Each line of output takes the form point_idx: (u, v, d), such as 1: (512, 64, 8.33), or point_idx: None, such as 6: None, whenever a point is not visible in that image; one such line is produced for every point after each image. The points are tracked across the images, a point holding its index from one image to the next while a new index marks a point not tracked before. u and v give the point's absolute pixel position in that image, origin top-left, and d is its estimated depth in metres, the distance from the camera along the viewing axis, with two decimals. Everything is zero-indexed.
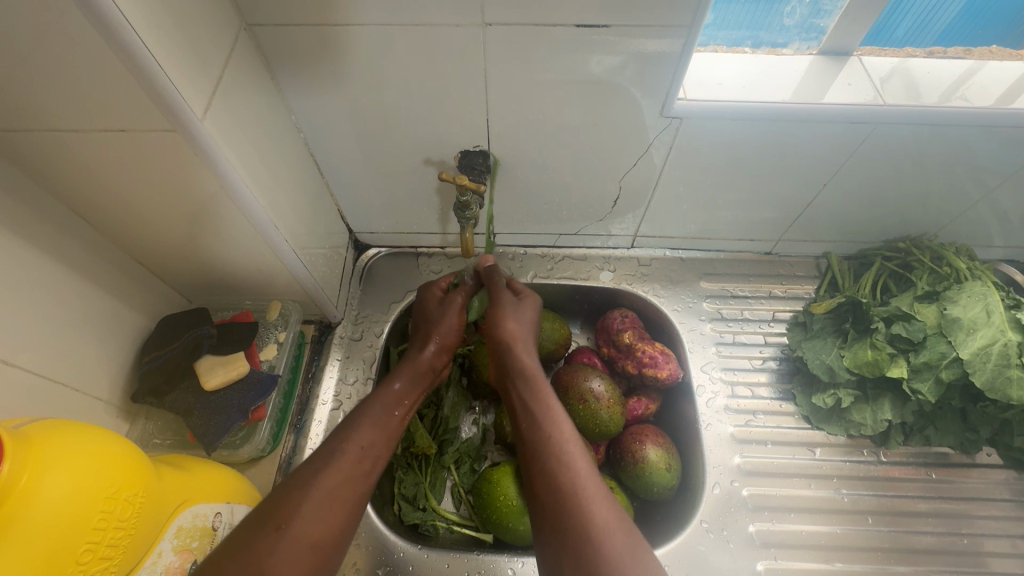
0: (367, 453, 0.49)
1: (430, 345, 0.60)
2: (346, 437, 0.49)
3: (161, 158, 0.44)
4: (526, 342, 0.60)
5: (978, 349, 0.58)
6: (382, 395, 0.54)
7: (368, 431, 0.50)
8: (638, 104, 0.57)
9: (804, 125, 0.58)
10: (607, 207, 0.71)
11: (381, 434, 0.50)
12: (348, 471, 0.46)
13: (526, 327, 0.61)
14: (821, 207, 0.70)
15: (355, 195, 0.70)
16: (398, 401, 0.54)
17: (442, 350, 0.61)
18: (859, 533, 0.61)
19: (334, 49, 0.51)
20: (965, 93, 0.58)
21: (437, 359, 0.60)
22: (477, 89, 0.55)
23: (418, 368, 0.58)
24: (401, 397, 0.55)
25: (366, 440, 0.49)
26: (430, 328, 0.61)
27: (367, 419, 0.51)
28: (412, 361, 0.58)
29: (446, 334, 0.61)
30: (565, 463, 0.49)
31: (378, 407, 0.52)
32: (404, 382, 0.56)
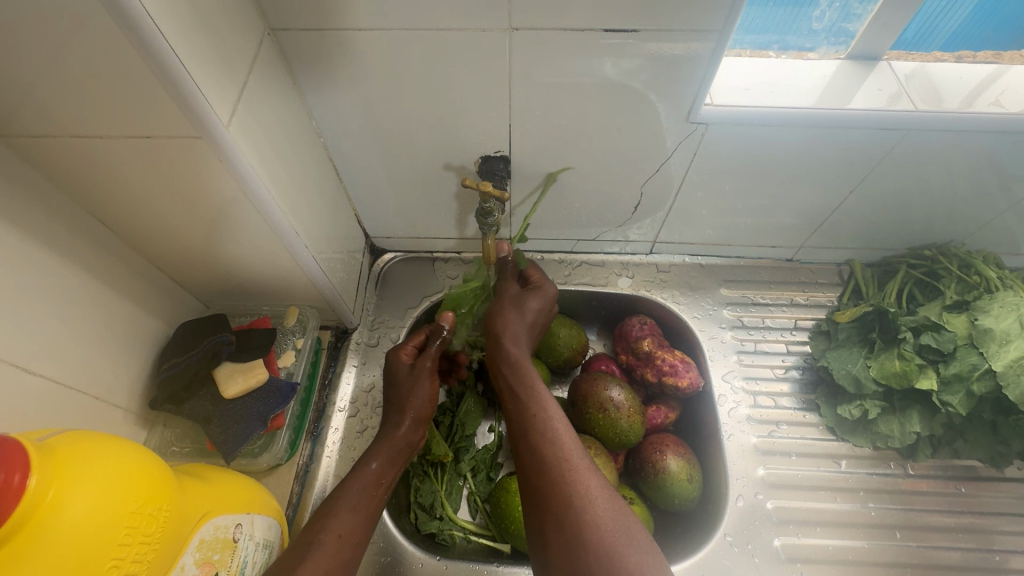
0: (346, 543, 0.48)
1: (404, 420, 0.58)
2: (325, 525, 0.48)
3: (184, 165, 0.43)
4: (518, 334, 0.58)
5: (1012, 360, 0.56)
6: (359, 477, 0.53)
7: (345, 518, 0.49)
8: (662, 109, 0.56)
9: (832, 131, 0.57)
10: (627, 213, 0.70)
11: (359, 520, 0.50)
12: (327, 565, 0.45)
13: (524, 317, 0.59)
14: (846, 214, 0.69)
15: (372, 200, 0.69)
16: (376, 483, 0.53)
17: (417, 424, 0.59)
18: (886, 548, 0.60)
19: (356, 54, 0.51)
20: (999, 98, 0.57)
21: (414, 433, 0.58)
22: (499, 94, 0.55)
23: (395, 446, 0.56)
24: (378, 472, 0.54)
25: (342, 530, 0.48)
26: (403, 400, 0.59)
27: (343, 506, 0.50)
28: (387, 438, 0.57)
29: (420, 407, 0.59)
30: (555, 449, 0.47)
31: (355, 491, 0.51)
32: (381, 461, 0.54)
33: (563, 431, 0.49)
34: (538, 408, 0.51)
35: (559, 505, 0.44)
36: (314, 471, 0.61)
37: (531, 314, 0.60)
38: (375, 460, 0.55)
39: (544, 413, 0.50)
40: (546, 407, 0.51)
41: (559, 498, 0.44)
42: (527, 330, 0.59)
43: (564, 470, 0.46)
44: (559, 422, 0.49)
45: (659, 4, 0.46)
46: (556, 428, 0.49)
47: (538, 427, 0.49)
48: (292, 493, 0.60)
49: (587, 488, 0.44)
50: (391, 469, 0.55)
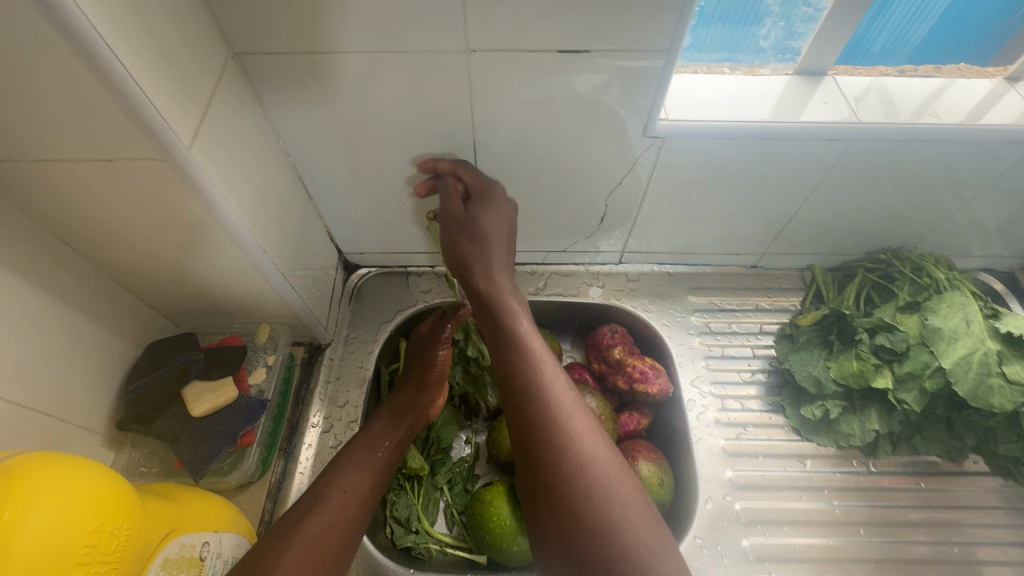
0: (355, 496, 0.54)
1: (408, 386, 0.65)
2: (333, 483, 0.54)
3: (149, 186, 0.44)
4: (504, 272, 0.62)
5: (959, 357, 0.58)
6: (366, 437, 0.60)
7: (353, 475, 0.56)
8: (622, 124, 0.58)
9: (783, 142, 0.60)
10: (594, 224, 0.72)
11: (365, 477, 0.56)
12: (333, 517, 0.51)
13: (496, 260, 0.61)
14: (804, 221, 0.72)
15: (344, 216, 0.70)
16: (381, 443, 0.59)
17: (424, 389, 0.65)
18: (851, 544, 0.61)
19: (323, 74, 0.52)
20: (936, 110, 0.60)
21: (419, 398, 0.64)
22: (463, 112, 0.56)
23: (397, 407, 0.63)
24: (381, 435, 0.60)
25: (348, 485, 0.54)
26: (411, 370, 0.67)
27: (351, 466, 0.56)
28: (391, 402, 0.64)
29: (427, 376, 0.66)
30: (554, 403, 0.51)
31: (359, 450, 0.58)
32: (383, 421, 0.62)
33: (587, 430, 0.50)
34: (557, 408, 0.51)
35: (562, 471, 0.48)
36: (287, 488, 0.62)
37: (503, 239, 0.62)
38: (379, 421, 0.62)
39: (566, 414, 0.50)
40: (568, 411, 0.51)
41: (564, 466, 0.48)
42: (506, 261, 0.62)
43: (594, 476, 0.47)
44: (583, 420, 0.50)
45: (611, 26, 0.49)
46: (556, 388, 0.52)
47: (564, 432, 0.49)
48: (264, 511, 0.59)
49: (581, 437, 0.50)
50: (396, 430, 0.61)
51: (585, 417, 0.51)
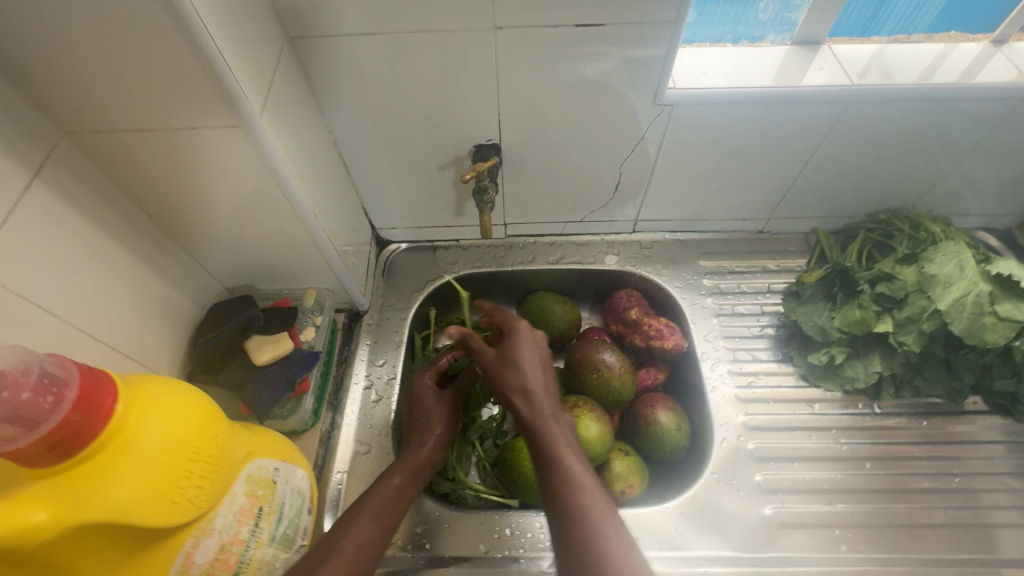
0: (364, 551, 0.51)
1: (429, 440, 0.61)
2: (344, 533, 0.51)
3: (224, 152, 0.50)
4: (515, 320, 0.63)
5: (954, 299, 0.62)
6: (382, 489, 0.56)
7: (364, 529, 0.52)
8: (634, 96, 0.63)
9: (783, 106, 0.65)
10: (609, 194, 0.77)
11: (377, 531, 0.53)
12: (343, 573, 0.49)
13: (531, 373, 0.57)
14: (806, 184, 0.77)
15: (378, 192, 0.76)
16: (397, 498, 0.56)
17: (440, 446, 0.62)
18: (857, 477, 0.66)
19: (366, 55, 0.58)
20: (925, 72, 0.64)
21: (436, 453, 0.62)
22: (490, 89, 0.62)
23: (417, 463, 0.59)
24: (394, 489, 0.57)
25: (362, 540, 0.51)
26: (428, 421, 0.63)
27: (365, 518, 0.53)
28: (410, 455, 0.60)
29: (446, 431, 0.63)
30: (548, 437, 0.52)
31: (376, 503, 0.55)
32: (402, 477, 0.58)
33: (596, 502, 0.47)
34: (570, 489, 0.48)
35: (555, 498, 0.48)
36: (336, 436, 0.68)
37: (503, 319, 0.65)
38: (397, 474, 0.58)
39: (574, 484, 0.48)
40: (561, 446, 0.51)
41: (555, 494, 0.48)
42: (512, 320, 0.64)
43: (587, 503, 0.47)
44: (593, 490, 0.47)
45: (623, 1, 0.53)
46: (547, 422, 0.53)
47: (556, 458, 0.50)
48: (317, 456, 0.66)
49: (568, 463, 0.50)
50: (409, 485, 0.58)
51: (579, 451, 0.51)
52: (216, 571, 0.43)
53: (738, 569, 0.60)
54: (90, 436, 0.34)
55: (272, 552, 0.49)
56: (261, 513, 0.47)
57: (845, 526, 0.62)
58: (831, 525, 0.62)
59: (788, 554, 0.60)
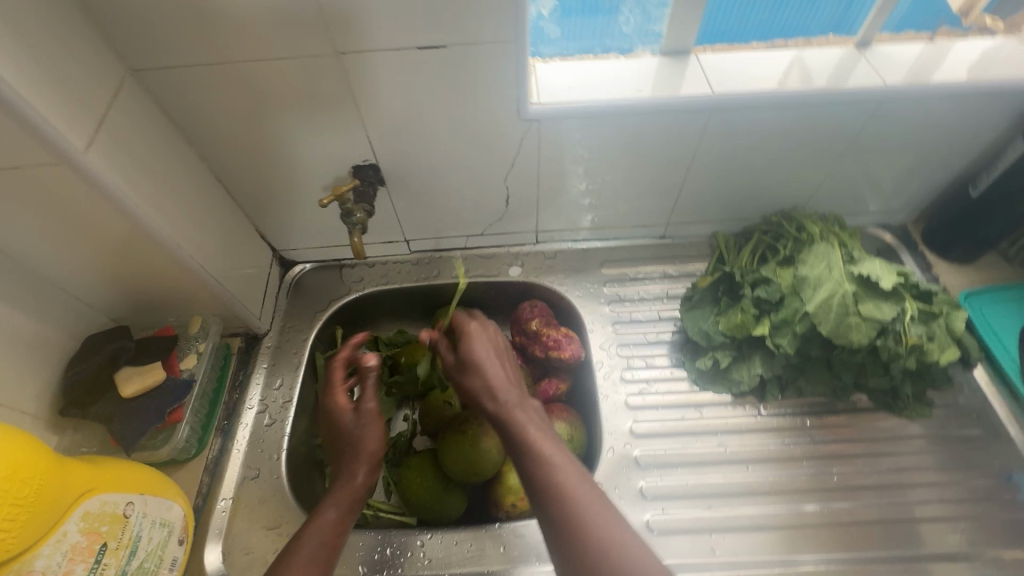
0: None
1: (359, 467, 0.55)
2: None
3: (56, 188, 0.49)
4: (489, 353, 0.58)
5: (821, 300, 0.63)
6: (314, 529, 0.51)
7: (300, 572, 0.48)
8: (499, 112, 0.63)
9: (649, 116, 0.66)
10: (501, 207, 0.78)
11: (318, 574, 0.49)
12: None
13: (494, 367, 0.56)
14: (694, 189, 0.78)
15: (268, 216, 0.76)
16: (335, 533, 0.52)
17: (374, 469, 0.56)
18: (741, 479, 0.66)
19: (218, 84, 0.58)
20: (785, 79, 0.65)
21: (370, 478, 0.55)
22: (351, 111, 0.62)
23: (349, 495, 0.53)
24: (331, 524, 0.51)
25: None
26: (357, 445, 0.56)
27: (301, 563, 0.49)
28: (343, 485, 0.54)
29: (371, 449, 0.56)
30: (553, 479, 0.48)
31: (310, 543, 0.50)
32: (338, 510, 0.52)
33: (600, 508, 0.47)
34: (590, 515, 0.46)
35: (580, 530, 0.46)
36: (224, 463, 0.67)
37: (491, 347, 0.58)
38: (331, 509, 0.53)
39: (590, 508, 0.46)
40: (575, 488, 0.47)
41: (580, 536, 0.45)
42: (495, 352, 0.59)
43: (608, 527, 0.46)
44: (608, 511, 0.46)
45: (458, 22, 0.54)
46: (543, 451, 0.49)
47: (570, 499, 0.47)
48: (202, 484, 0.66)
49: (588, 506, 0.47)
50: (345, 516, 0.53)
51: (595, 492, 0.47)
52: None
53: None
54: None
55: None
56: (104, 550, 0.48)
57: (724, 530, 0.63)
58: (709, 530, 0.63)
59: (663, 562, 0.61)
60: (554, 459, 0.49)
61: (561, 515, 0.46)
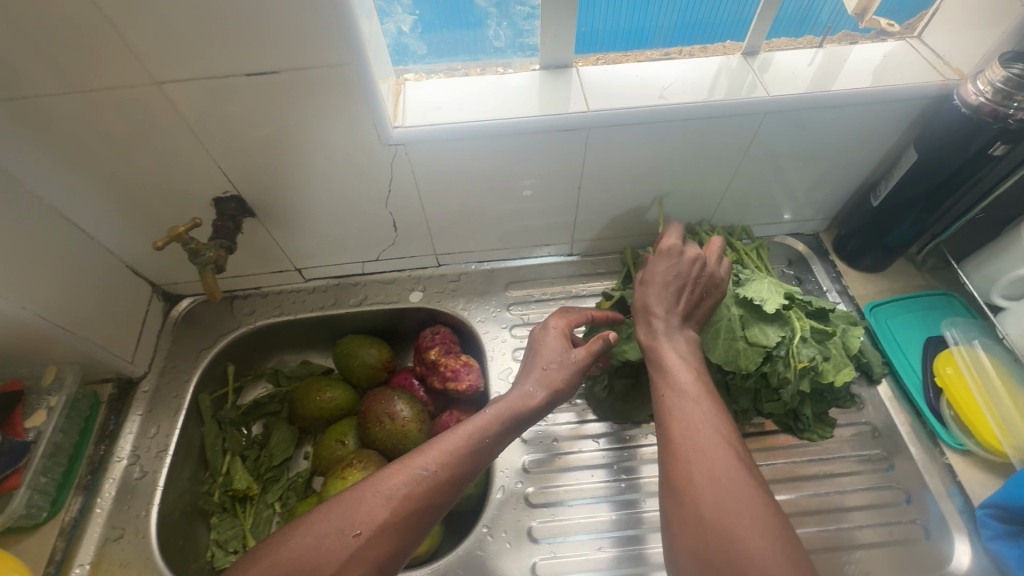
0: (400, 507, 0.47)
1: (528, 382, 0.57)
2: (382, 483, 0.48)
3: None
4: (712, 282, 0.58)
5: (708, 324, 0.60)
6: (433, 442, 0.52)
7: (397, 479, 0.49)
8: (360, 137, 0.59)
9: (525, 135, 0.61)
10: (390, 232, 0.74)
11: (425, 485, 0.49)
12: (377, 520, 0.46)
13: (676, 287, 0.57)
14: (592, 207, 0.75)
15: (136, 252, 0.71)
16: (454, 454, 0.51)
17: (549, 391, 0.56)
18: (637, 517, 0.62)
19: (34, 119, 0.53)
20: (664, 92, 0.62)
21: (530, 399, 0.55)
22: (195, 142, 0.57)
23: (505, 410, 0.54)
24: (444, 442, 0.51)
25: (392, 492, 0.48)
26: (532, 355, 0.59)
27: (406, 470, 0.49)
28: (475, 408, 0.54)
29: (557, 377, 0.57)
30: (695, 420, 0.47)
31: (429, 452, 0.51)
32: (473, 426, 0.53)
33: (722, 454, 0.44)
34: (740, 457, 0.44)
35: (680, 473, 0.44)
36: (84, 524, 0.62)
37: (684, 270, 0.57)
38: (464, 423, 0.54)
39: (702, 450, 0.45)
40: (714, 435, 0.46)
41: (691, 472, 0.44)
42: (715, 278, 0.58)
43: (734, 471, 0.43)
44: (716, 454, 0.44)
45: (284, 45, 0.49)
46: (681, 394, 0.49)
47: (729, 440, 0.45)
48: (56, 550, 0.61)
49: (707, 448, 0.45)
50: (481, 436, 0.52)
51: (720, 438, 0.45)
52: None
53: None
54: None
55: None
56: None
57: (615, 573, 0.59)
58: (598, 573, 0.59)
59: None
60: (695, 405, 0.48)
61: (688, 453, 0.45)
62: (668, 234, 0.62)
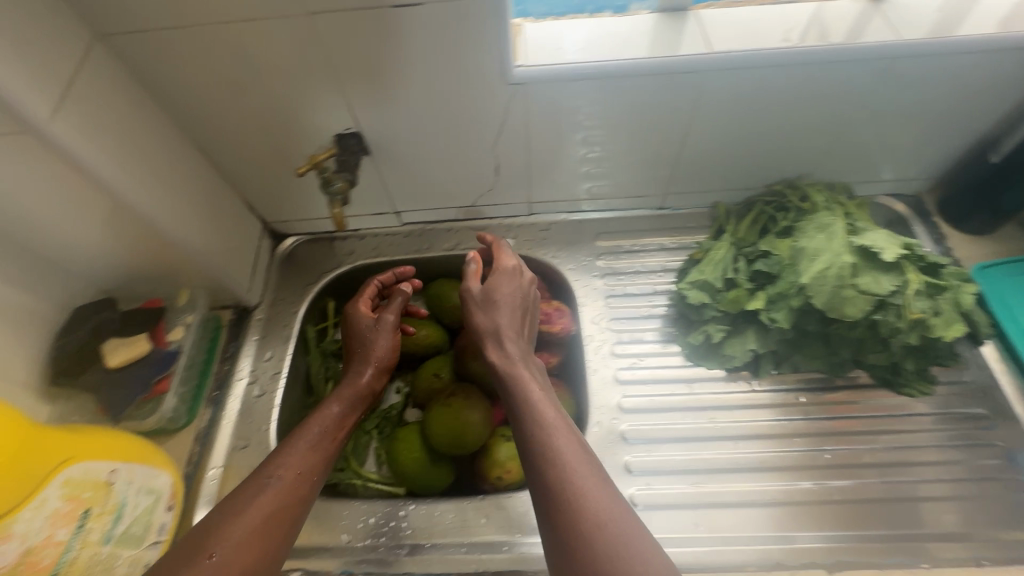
0: (298, 483, 0.55)
1: (367, 368, 0.65)
2: (279, 467, 0.55)
3: (22, 157, 0.48)
4: (516, 302, 0.64)
5: (816, 272, 0.60)
6: (303, 436, 0.58)
7: (298, 458, 0.56)
8: (484, 76, 0.61)
9: (643, 77, 0.62)
10: (491, 177, 0.76)
11: (313, 464, 0.57)
12: (270, 503, 0.52)
13: (511, 314, 0.63)
14: (692, 158, 0.75)
15: (254, 187, 0.75)
16: (329, 433, 0.60)
17: (380, 373, 0.67)
18: (730, 456, 0.64)
19: (190, 50, 0.56)
20: (787, 36, 0.62)
21: (375, 381, 0.66)
22: (329, 77, 0.60)
23: (357, 390, 0.64)
24: (314, 424, 0.59)
25: (292, 473, 0.55)
26: (366, 350, 0.68)
27: (291, 453, 0.56)
28: (349, 384, 0.64)
29: (382, 355, 0.65)
30: (569, 457, 0.50)
31: (301, 444, 0.57)
32: (341, 406, 0.62)
33: (598, 492, 0.48)
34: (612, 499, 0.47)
35: (567, 507, 0.47)
36: (213, 433, 0.68)
37: (507, 301, 0.63)
38: (336, 405, 0.62)
39: (590, 487, 0.48)
40: (595, 474, 0.49)
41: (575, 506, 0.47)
42: (521, 300, 0.65)
43: (620, 519, 0.46)
44: (604, 486, 0.48)
45: None
46: (557, 430, 0.52)
47: (604, 483, 0.48)
48: (192, 453, 0.67)
49: (590, 485, 0.48)
50: (344, 417, 0.62)
51: (600, 477, 0.49)
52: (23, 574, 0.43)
53: None
54: None
55: (108, 550, 0.50)
56: (89, 515, 0.49)
57: (709, 506, 0.61)
58: (693, 505, 0.61)
59: None
60: (568, 445, 0.51)
61: (575, 490, 0.48)
62: (505, 253, 0.69)
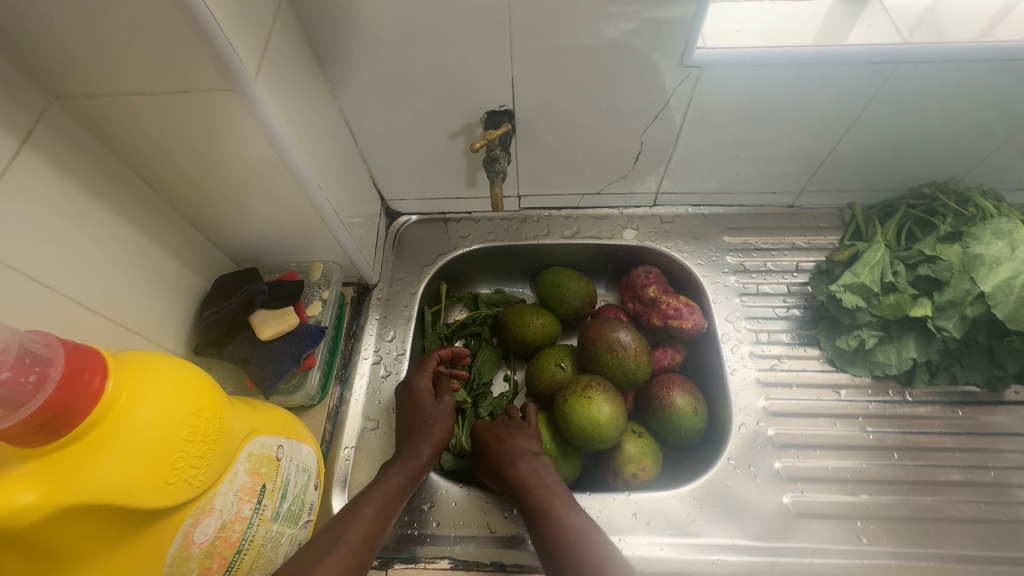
0: (366, 543, 0.50)
1: (427, 444, 0.59)
2: (350, 524, 0.50)
3: (214, 116, 0.46)
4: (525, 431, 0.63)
5: (1000, 281, 0.58)
6: (381, 485, 0.55)
7: (368, 518, 0.51)
8: (659, 57, 0.58)
9: (825, 69, 0.59)
10: (628, 164, 0.73)
11: (378, 524, 0.52)
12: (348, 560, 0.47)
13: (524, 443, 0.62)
14: (842, 157, 0.71)
15: (385, 162, 0.73)
16: (396, 494, 0.55)
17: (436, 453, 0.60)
18: (884, 467, 0.62)
19: (366, 15, 0.54)
20: (986, 30, 0.58)
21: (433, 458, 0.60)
22: (499, 50, 0.58)
23: (416, 465, 0.58)
24: (388, 479, 0.55)
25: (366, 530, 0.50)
26: (428, 427, 0.61)
27: (368, 511, 0.52)
28: (410, 457, 0.58)
29: (441, 437, 0.61)
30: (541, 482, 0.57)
31: (378, 493, 0.54)
32: (403, 474, 0.56)
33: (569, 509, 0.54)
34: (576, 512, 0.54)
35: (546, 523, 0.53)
36: (345, 412, 0.67)
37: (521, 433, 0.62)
38: (395, 472, 0.56)
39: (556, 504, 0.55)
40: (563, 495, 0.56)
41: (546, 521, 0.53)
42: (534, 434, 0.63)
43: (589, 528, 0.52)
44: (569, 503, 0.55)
45: None
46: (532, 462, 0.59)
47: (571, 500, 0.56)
48: (326, 431, 0.65)
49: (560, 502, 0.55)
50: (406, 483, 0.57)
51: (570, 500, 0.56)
52: (218, 549, 0.42)
53: (753, 559, 0.57)
54: (79, 415, 0.33)
55: (277, 529, 0.48)
56: (266, 490, 0.47)
57: (868, 518, 0.59)
58: (853, 516, 0.59)
59: (803, 545, 0.58)
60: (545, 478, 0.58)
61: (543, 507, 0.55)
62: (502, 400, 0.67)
